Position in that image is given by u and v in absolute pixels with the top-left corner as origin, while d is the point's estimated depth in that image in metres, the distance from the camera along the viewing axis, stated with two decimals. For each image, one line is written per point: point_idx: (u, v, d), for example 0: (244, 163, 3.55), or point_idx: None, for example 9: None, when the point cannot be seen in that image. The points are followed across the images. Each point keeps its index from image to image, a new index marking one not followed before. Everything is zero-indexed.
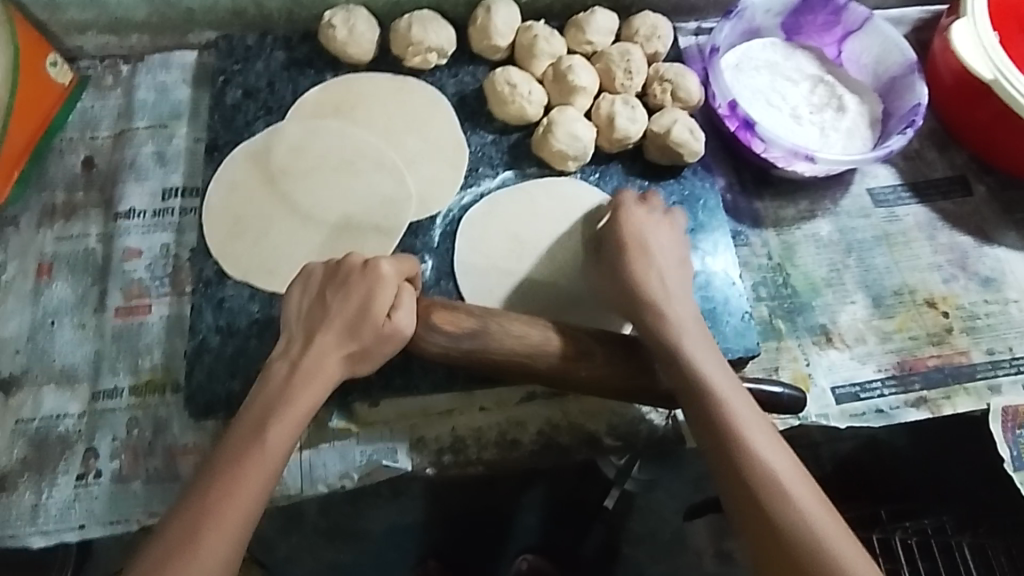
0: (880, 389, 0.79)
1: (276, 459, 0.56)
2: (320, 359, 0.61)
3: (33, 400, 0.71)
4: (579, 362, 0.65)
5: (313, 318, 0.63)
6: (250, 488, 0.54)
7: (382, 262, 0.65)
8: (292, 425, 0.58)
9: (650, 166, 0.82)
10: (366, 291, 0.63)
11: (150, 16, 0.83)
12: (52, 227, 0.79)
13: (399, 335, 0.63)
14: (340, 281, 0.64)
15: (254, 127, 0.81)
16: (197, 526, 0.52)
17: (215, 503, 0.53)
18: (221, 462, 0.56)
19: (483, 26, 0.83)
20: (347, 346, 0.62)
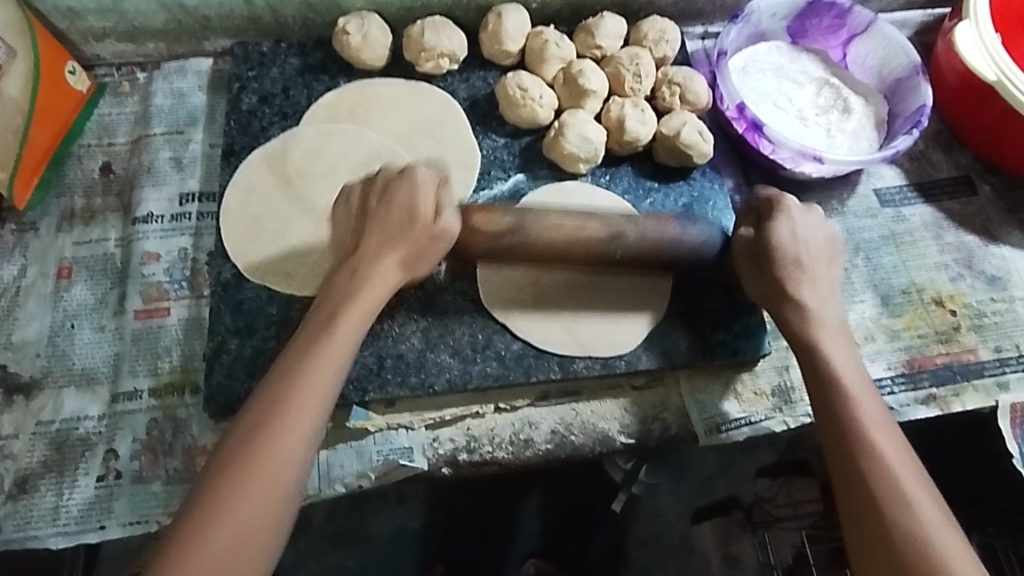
0: (890, 387, 0.79)
1: (304, 421, 0.59)
2: (374, 264, 0.67)
3: (54, 402, 0.72)
4: (611, 239, 0.72)
5: (359, 228, 0.69)
6: (314, 392, 0.60)
7: (417, 167, 0.70)
8: (348, 341, 0.63)
9: (660, 167, 0.84)
10: (406, 194, 0.68)
11: (168, 24, 0.85)
12: (71, 231, 0.80)
13: (446, 233, 0.68)
14: (381, 191, 0.69)
15: (270, 132, 0.82)
16: (268, 427, 0.58)
17: (247, 461, 0.56)
18: (290, 367, 0.61)
19: (494, 31, 0.84)
20: (400, 248, 0.68)
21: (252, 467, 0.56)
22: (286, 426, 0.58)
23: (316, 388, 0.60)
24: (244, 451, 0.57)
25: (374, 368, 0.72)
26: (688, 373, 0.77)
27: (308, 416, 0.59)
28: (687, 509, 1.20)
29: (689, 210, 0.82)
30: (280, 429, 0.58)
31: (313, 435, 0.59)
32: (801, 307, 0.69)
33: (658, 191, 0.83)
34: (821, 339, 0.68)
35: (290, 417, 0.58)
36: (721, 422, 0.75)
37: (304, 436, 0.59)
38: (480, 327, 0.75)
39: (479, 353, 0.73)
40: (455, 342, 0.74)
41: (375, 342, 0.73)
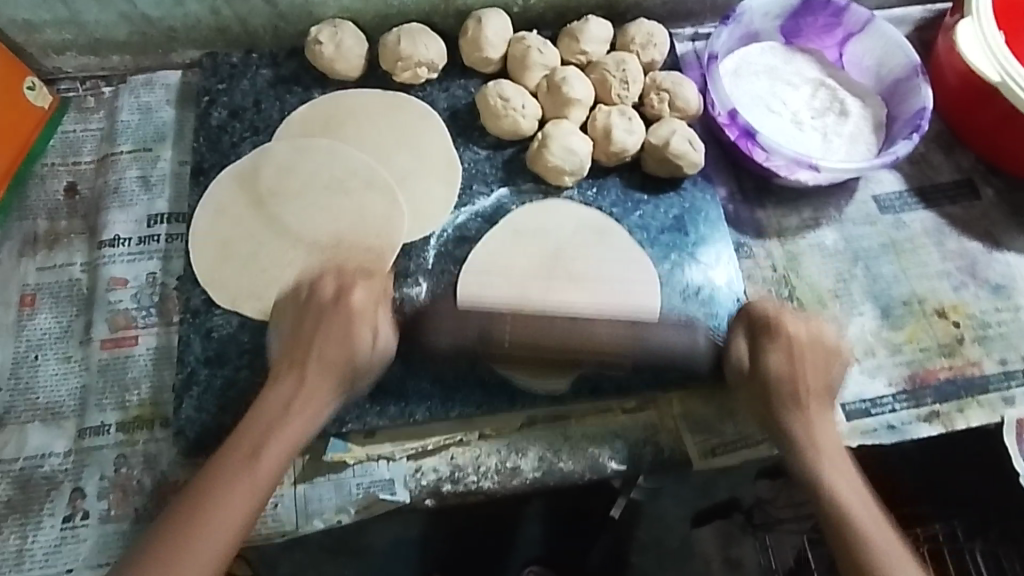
0: (891, 404, 0.76)
1: (265, 482, 0.60)
2: (307, 391, 0.64)
3: (17, 438, 0.69)
4: (592, 334, 0.70)
5: (292, 349, 0.65)
6: (263, 474, 0.60)
7: (355, 290, 0.67)
8: (285, 445, 0.61)
9: (649, 178, 0.80)
10: (344, 322, 0.66)
11: (131, 36, 0.81)
12: (35, 257, 0.77)
13: (384, 355, 0.68)
14: (318, 359, 0.65)
15: (240, 148, 0.78)
16: (221, 493, 0.58)
17: (200, 520, 0.57)
18: (250, 441, 0.61)
19: (473, 38, 0.80)
20: (337, 380, 0.65)
21: (203, 528, 0.57)
22: (237, 493, 0.59)
23: (269, 465, 0.60)
24: (185, 520, 0.57)
25: (351, 397, 0.69)
26: (681, 395, 0.74)
27: (257, 490, 0.59)
28: (687, 512, 1.17)
29: (680, 222, 0.78)
30: (219, 512, 0.58)
31: (251, 515, 0.59)
32: (788, 407, 0.68)
33: (647, 203, 0.79)
34: (799, 404, 0.68)
35: (244, 481, 0.59)
36: (716, 444, 0.72)
37: (265, 493, 0.60)
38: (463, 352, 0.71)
39: (462, 379, 0.70)
40: (437, 367, 0.70)
41: None
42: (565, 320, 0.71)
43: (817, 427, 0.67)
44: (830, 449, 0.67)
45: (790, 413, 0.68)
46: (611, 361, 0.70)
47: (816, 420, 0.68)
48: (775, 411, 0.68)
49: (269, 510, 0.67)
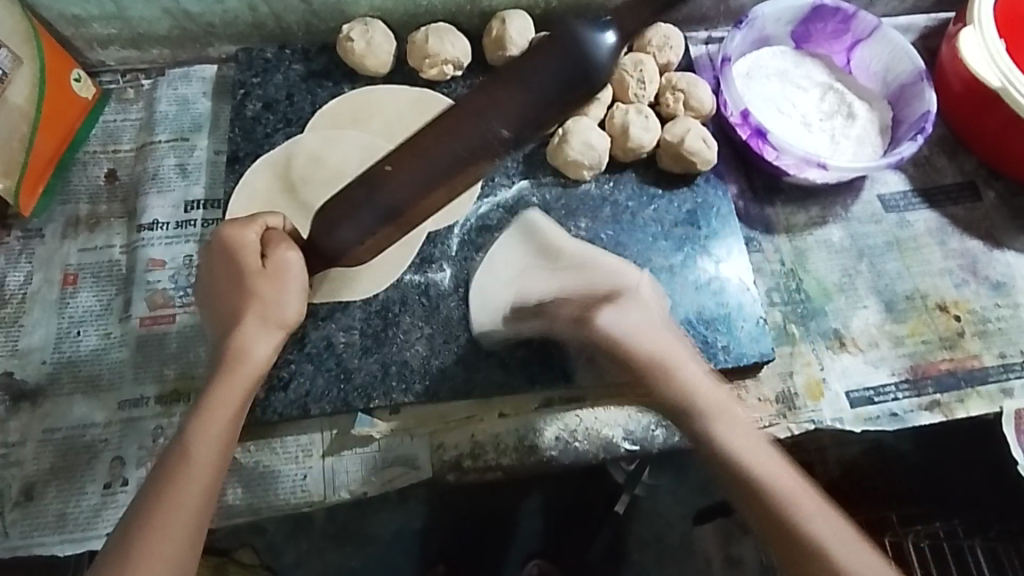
0: (893, 393, 0.79)
1: (205, 463, 0.56)
2: (241, 334, 0.62)
3: (60, 409, 0.72)
4: (474, 119, 0.64)
5: (211, 292, 0.65)
6: (206, 452, 0.56)
7: (220, 228, 0.65)
8: (224, 409, 0.58)
9: (663, 174, 0.84)
10: (228, 256, 0.64)
11: (172, 30, 0.85)
12: (76, 238, 0.80)
13: (286, 262, 0.64)
14: (224, 305, 0.64)
15: (273, 139, 0.82)
16: (165, 491, 0.54)
17: (150, 509, 0.54)
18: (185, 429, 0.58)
19: (498, 37, 0.84)
20: (258, 311, 0.63)
21: (150, 535, 0.53)
22: (188, 485, 0.55)
23: (208, 445, 0.57)
24: (134, 517, 0.54)
25: (379, 374, 0.72)
26: None
27: (207, 473, 0.56)
28: (689, 510, 1.19)
29: (693, 216, 0.82)
30: (165, 495, 0.54)
31: (208, 492, 0.56)
32: (644, 345, 0.64)
33: (661, 198, 0.83)
34: (661, 373, 0.64)
35: (188, 475, 0.55)
36: None
37: (213, 470, 0.56)
38: (484, 335, 0.75)
39: (484, 360, 0.74)
40: (460, 349, 0.74)
41: (380, 349, 0.73)
42: (436, 128, 0.65)
43: (688, 380, 0.64)
44: (719, 419, 0.62)
45: (671, 378, 0.64)
46: (496, 107, 0.64)
47: (692, 370, 0.65)
48: (643, 382, 0.65)
49: (298, 481, 0.71)
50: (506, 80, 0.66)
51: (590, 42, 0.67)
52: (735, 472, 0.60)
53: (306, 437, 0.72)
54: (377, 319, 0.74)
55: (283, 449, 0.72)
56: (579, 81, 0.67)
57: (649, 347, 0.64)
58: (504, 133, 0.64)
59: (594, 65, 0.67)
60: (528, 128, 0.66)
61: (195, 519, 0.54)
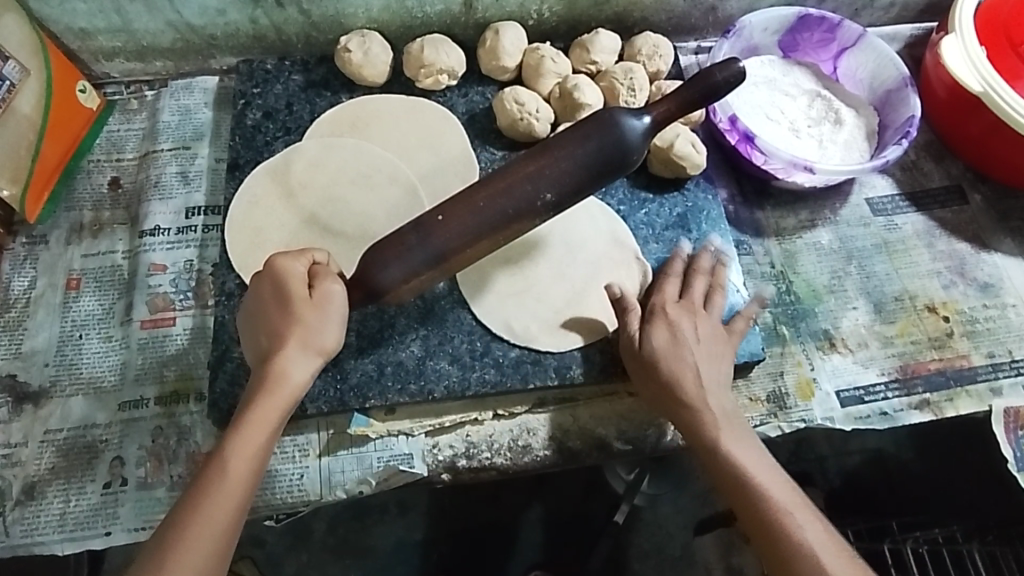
0: (883, 392, 0.80)
1: (238, 479, 0.59)
2: (279, 359, 0.63)
3: (61, 410, 0.74)
4: (515, 186, 0.64)
5: (255, 323, 0.66)
6: (239, 470, 0.59)
7: (275, 256, 0.67)
8: (262, 429, 0.60)
9: (654, 179, 0.85)
10: (273, 288, 0.65)
11: (176, 42, 0.87)
12: (80, 244, 0.82)
13: (327, 296, 0.65)
14: (267, 332, 0.65)
15: (273, 146, 0.84)
16: (198, 506, 0.57)
17: (188, 517, 0.56)
18: (219, 447, 0.60)
19: (491, 47, 0.86)
20: (299, 343, 0.64)
21: (181, 545, 0.55)
22: (223, 497, 0.58)
23: (241, 464, 0.59)
24: (172, 524, 0.57)
25: (374, 374, 0.73)
26: None
27: (238, 490, 0.58)
28: (689, 520, 1.19)
29: (684, 220, 0.84)
30: (202, 508, 0.57)
31: (242, 505, 0.58)
32: (665, 361, 0.70)
33: (652, 202, 0.84)
34: (688, 386, 0.69)
35: (221, 491, 0.58)
36: None
37: (244, 486, 0.59)
38: (478, 335, 0.76)
39: (478, 360, 0.75)
40: (454, 349, 0.75)
41: (375, 350, 0.74)
42: (482, 185, 0.65)
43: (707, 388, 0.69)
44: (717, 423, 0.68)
45: (672, 382, 0.69)
46: (540, 172, 0.64)
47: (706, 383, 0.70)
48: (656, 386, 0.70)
49: (295, 481, 0.72)
50: (546, 147, 0.65)
51: (624, 125, 0.65)
52: (737, 477, 0.65)
53: (302, 437, 0.73)
54: (373, 320, 0.75)
55: (280, 448, 0.73)
56: (619, 152, 0.65)
57: (661, 364, 0.70)
58: (548, 197, 0.64)
59: (633, 136, 0.65)
60: (571, 192, 0.65)
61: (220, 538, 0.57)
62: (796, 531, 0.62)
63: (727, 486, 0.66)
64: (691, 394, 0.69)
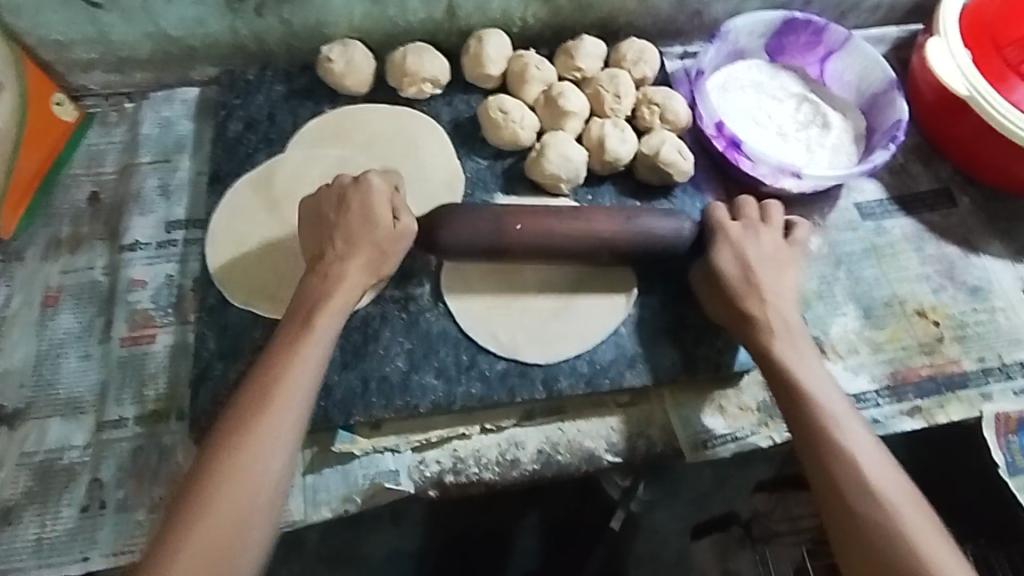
0: (874, 400, 0.80)
1: (314, 368, 0.62)
2: (347, 265, 0.67)
3: (39, 431, 0.72)
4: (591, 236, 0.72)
5: (320, 247, 0.69)
6: (280, 406, 0.59)
7: (368, 176, 0.71)
8: (337, 321, 0.65)
9: (641, 186, 0.85)
10: (360, 201, 0.70)
11: (155, 54, 0.86)
12: (58, 260, 0.81)
13: (406, 232, 0.70)
14: (330, 253, 0.68)
15: (255, 158, 0.83)
16: (277, 383, 0.60)
17: (271, 397, 0.59)
18: (291, 343, 0.63)
19: (475, 55, 0.85)
20: (369, 258, 0.68)
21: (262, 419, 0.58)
22: (299, 377, 0.61)
23: (312, 356, 0.62)
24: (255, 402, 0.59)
25: (359, 390, 0.72)
26: (672, 390, 0.77)
27: (305, 387, 0.61)
28: (684, 525, 1.18)
29: None
30: (283, 386, 0.60)
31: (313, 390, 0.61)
32: (736, 280, 0.71)
33: None
34: (762, 303, 0.70)
35: (294, 375, 0.61)
36: (708, 437, 0.75)
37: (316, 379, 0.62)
38: (465, 347, 0.75)
39: (464, 374, 0.74)
40: (440, 363, 0.74)
41: (360, 365, 0.73)
42: (571, 218, 0.72)
43: (775, 309, 0.70)
44: (787, 343, 0.69)
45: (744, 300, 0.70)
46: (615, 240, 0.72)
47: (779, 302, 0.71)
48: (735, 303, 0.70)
49: None
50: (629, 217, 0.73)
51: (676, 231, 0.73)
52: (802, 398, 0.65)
53: None
54: (357, 334, 0.74)
55: None
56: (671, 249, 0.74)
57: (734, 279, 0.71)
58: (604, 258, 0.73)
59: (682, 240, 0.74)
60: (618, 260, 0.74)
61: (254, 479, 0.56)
62: (852, 454, 0.61)
63: (785, 404, 0.66)
64: (763, 309, 0.70)
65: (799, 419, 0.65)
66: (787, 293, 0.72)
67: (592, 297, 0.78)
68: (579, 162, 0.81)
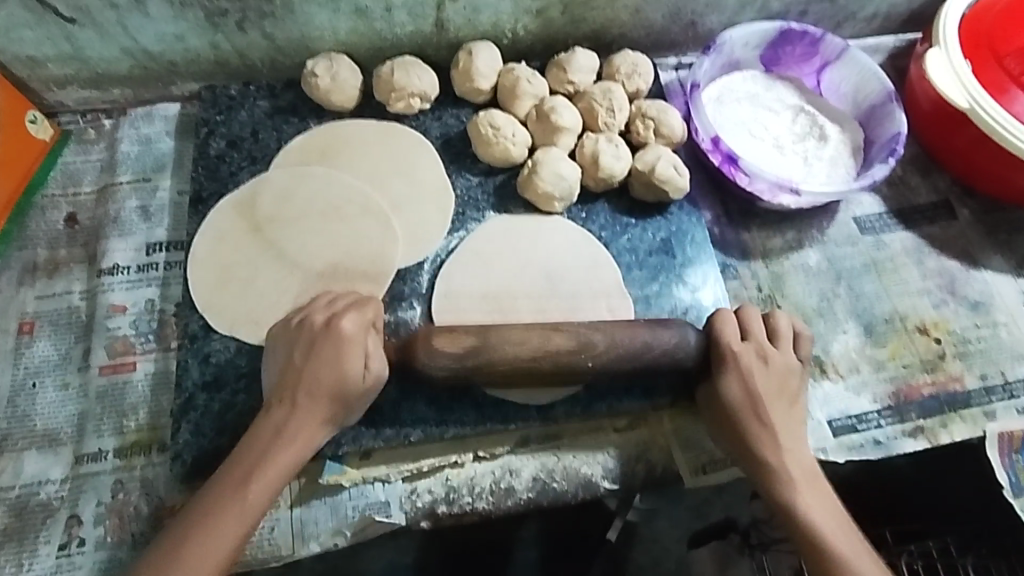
0: (876, 420, 0.78)
1: (280, 474, 0.61)
2: (301, 420, 0.62)
3: (13, 466, 0.69)
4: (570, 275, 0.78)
5: (277, 389, 0.64)
6: (256, 496, 0.60)
7: (344, 320, 0.66)
8: (295, 456, 0.62)
9: (637, 203, 0.83)
10: (332, 351, 0.64)
11: (133, 70, 0.83)
12: (34, 285, 0.78)
13: (376, 382, 0.65)
14: (285, 397, 0.63)
15: (238, 177, 0.80)
16: (239, 492, 0.59)
17: (230, 500, 0.59)
18: (261, 450, 0.61)
19: (465, 69, 0.83)
20: (327, 411, 0.63)
21: (216, 525, 0.58)
22: (259, 485, 0.60)
23: (273, 473, 0.60)
24: (214, 502, 0.59)
25: None
26: (671, 413, 0.75)
27: (270, 486, 0.60)
28: (684, 533, 1.16)
29: (667, 244, 0.81)
30: (250, 486, 0.60)
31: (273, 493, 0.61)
32: (714, 348, 0.69)
33: (635, 227, 0.82)
34: (734, 370, 0.69)
35: (262, 475, 0.60)
36: (708, 461, 0.74)
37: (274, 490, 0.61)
38: None
39: (457, 401, 0.71)
40: (432, 389, 0.72)
41: None
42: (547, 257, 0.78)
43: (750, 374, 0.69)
44: (757, 405, 0.68)
45: (719, 366, 0.69)
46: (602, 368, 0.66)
47: (756, 370, 0.69)
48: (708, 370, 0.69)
49: (265, 534, 0.68)
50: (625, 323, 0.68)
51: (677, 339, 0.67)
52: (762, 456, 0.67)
53: None
54: None
55: None
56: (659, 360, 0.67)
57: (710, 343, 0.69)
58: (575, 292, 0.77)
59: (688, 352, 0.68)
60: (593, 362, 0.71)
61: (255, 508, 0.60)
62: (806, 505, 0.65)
63: (747, 460, 0.68)
64: (735, 373, 0.69)
65: (757, 472, 0.67)
66: (769, 384, 0.69)
67: (578, 336, 0.75)
68: (572, 182, 0.79)
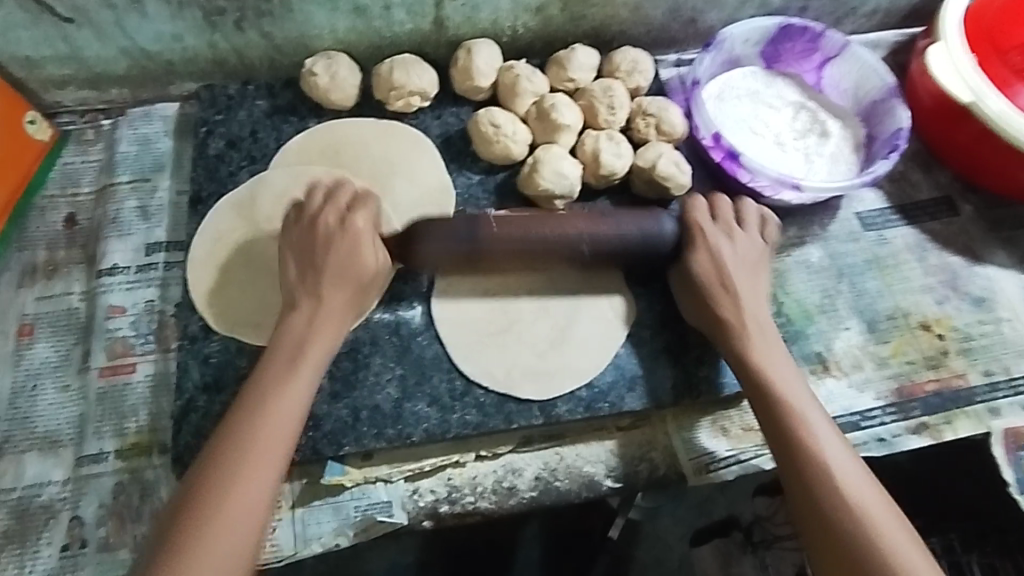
0: (880, 417, 0.78)
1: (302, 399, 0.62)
2: (327, 309, 0.66)
3: (14, 468, 0.69)
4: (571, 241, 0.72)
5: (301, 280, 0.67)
6: (284, 424, 0.60)
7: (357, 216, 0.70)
8: (324, 350, 0.65)
9: (638, 201, 0.82)
10: (347, 245, 0.68)
11: (131, 70, 0.83)
12: (33, 287, 0.78)
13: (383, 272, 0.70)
14: (303, 275, 0.67)
15: (237, 177, 0.80)
16: (268, 405, 0.60)
17: (262, 419, 0.59)
18: (278, 371, 0.62)
19: (464, 67, 0.83)
20: (349, 304, 0.68)
21: (250, 458, 0.57)
22: (287, 405, 0.61)
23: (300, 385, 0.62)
24: (242, 426, 0.59)
25: (349, 420, 0.69)
26: (674, 411, 0.75)
27: (295, 420, 0.60)
28: (687, 531, 1.16)
29: None
30: (276, 402, 0.60)
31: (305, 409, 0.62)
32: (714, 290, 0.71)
33: None
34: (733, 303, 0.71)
35: (284, 399, 0.61)
36: (711, 460, 0.73)
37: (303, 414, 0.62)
38: (458, 372, 0.72)
39: (458, 401, 0.71)
40: (433, 389, 0.71)
41: (349, 393, 0.70)
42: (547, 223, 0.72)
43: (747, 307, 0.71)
44: (762, 347, 0.69)
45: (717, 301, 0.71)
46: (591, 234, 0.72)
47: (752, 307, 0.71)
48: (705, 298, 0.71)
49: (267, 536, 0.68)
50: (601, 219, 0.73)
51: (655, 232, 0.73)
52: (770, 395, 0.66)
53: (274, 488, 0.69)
54: (346, 361, 0.71)
55: None
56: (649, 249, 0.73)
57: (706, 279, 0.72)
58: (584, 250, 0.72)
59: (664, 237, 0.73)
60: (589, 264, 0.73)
61: (260, 502, 0.57)
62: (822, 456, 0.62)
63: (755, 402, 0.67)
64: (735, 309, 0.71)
65: (766, 416, 0.66)
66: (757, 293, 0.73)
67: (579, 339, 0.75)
68: (572, 180, 0.78)
